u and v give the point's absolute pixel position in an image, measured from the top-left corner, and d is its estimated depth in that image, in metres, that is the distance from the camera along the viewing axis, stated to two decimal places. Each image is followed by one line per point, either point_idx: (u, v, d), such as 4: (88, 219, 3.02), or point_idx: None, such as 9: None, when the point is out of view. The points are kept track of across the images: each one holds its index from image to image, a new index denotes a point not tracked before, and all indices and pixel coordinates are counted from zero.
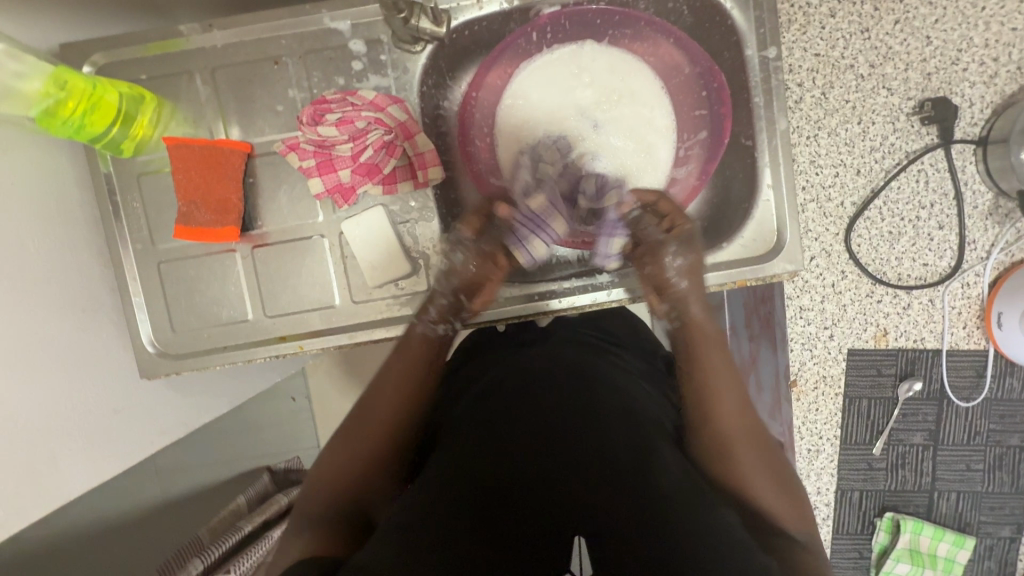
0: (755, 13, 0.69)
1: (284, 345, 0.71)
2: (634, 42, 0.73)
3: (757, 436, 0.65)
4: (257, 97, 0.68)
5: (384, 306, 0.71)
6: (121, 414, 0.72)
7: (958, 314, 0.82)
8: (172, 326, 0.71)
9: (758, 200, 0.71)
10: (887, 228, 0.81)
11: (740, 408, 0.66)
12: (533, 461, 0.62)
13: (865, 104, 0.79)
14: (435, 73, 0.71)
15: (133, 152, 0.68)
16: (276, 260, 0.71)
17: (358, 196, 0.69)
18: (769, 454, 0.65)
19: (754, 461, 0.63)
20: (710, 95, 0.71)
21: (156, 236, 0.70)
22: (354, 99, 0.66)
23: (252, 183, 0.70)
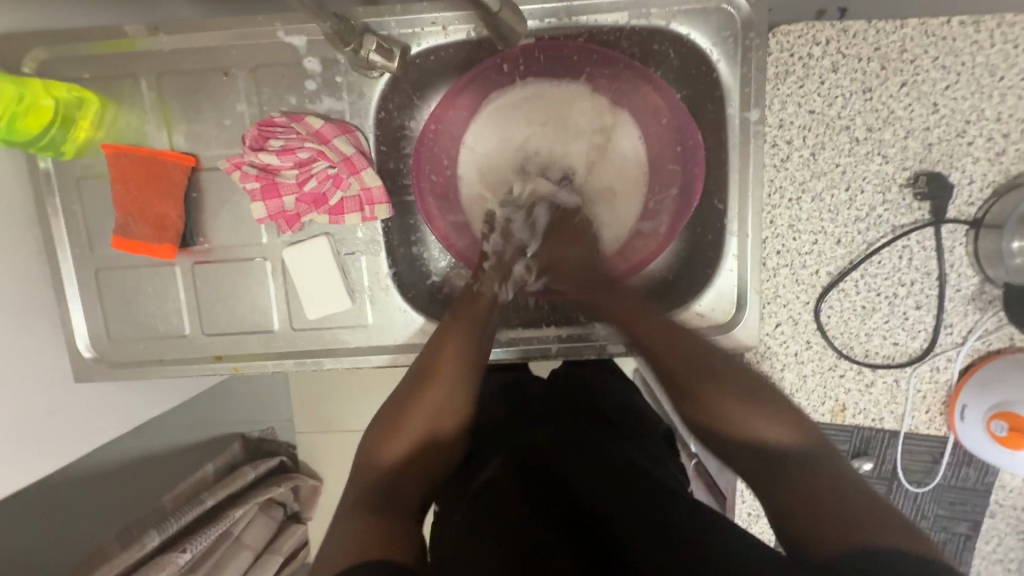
0: (742, 70, 0.63)
1: (220, 366, 0.70)
2: (612, 83, 0.68)
3: (754, 399, 0.57)
4: (205, 110, 0.65)
5: (324, 337, 0.70)
6: (58, 415, 0.71)
7: (922, 398, 0.79)
8: (108, 335, 0.71)
9: (721, 268, 0.67)
10: (862, 303, 0.77)
11: (723, 374, 0.60)
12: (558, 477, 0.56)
13: (856, 170, 0.74)
14: (395, 98, 0.67)
15: (75, 155, 0.66)
16: (216, 278, 0.69)
17: (303, 223, 0.66)
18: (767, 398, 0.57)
19: (756, 412, 0.56)
20: (685, 151, 0.67)
21: (95, 242, 0.68)
22: (299, 126, 0.63)
23: (195, 198, 0.67)
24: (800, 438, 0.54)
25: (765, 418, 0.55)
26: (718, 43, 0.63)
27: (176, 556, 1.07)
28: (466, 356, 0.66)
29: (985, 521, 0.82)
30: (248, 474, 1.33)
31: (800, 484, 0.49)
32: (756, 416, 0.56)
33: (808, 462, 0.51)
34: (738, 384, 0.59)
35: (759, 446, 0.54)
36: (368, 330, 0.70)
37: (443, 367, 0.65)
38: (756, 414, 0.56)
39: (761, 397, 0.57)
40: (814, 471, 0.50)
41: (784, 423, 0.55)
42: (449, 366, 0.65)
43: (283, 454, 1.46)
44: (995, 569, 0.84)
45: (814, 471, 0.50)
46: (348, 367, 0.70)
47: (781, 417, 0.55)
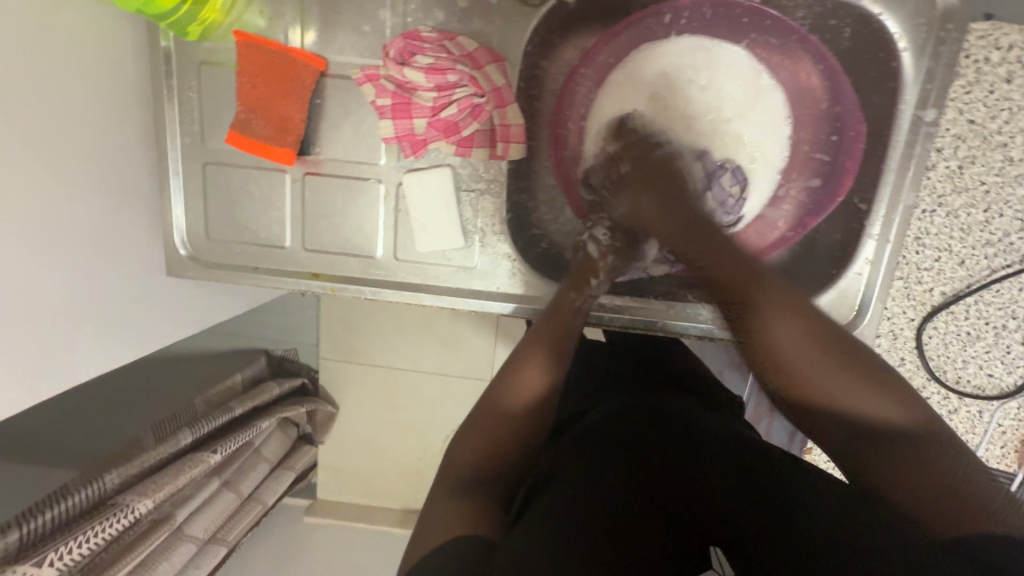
0: (929, 64, 0.58)
1: (316, 284, 0.68)
2: (775, 52, 0.63)
3: (851, 374, 0.51)
4: (345, 10, 0.60)
5: (425, 272, 0.68)
6: (140, 304, 0.69)
7: (1001, 432, 0.78)
8: (206, 233, 0.69)
9: (848, 270, 0.65)
10: (967, 329, 0.75)
11: (816, 350, 0.53)
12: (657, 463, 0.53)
13: (1001, 192, 0.70)
14: (545, 30, 0.62)
15: (199, 37, 0.62)
16: (327, 193, 0.66)
17: (427, 149, 0.63)
18: (874, 374, 0.51)
19: (848, 383, 0.51)
20: (840, 142, 0.63)
21: (207, 134, 0.65)
22: (452, 46, 0.59)
23: (318, 105, 0.63)
24: (907, 414, 0.48)
25: (864, 396, 0.50)
26: (909, 30, 0.58)
27: (208, 456, 1.08)
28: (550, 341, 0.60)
29: None
30: (274, 390, 1.35)
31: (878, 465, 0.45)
32: (853, 387, 0.50)
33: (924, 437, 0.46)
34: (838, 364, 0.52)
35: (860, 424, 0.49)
36: (471, 273, 0.68)
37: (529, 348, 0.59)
38: (853, 387, 0.50)
39: (858, 374, 0.51)
40: (923, 443, 0.46)
41: (882, 397, 0.49)
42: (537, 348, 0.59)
43: (305, 377, 1.47)
44: None
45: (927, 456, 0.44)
46: (446, 306, 0.69)
47: (892, 397, 0.49)
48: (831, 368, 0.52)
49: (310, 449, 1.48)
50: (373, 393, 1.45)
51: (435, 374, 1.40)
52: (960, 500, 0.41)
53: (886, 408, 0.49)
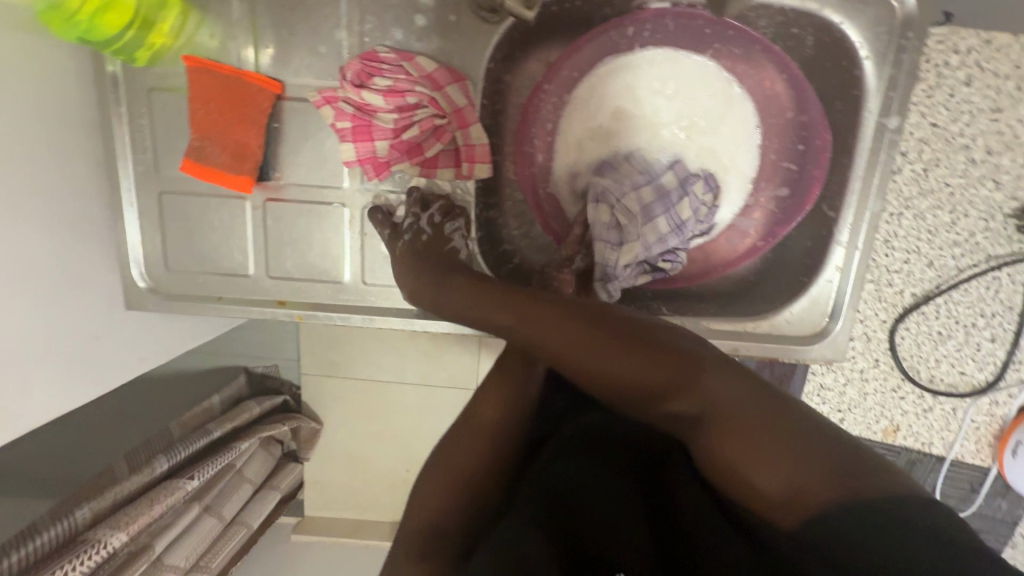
0: (890, 72, 0.59)
1: (282, 312, 0.66)
2: (739, 62, 0.62)
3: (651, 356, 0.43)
4: (299, 31, 0.59)
5: (395, 295, 0.66)
6: (100, 340, 0.67)
7: (975, 428, 0.79)
8: (165, 264, 0.66)
9: (819, 278, 0.65)
10: (938, 329, 0.75)
11: (603, 341, 0.45)
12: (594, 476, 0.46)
13: (965, 193, 0.71)
14: (507, 46, 0.61)
15: (148, 63, 0.59)
16: (289, 218, 0.64)
17: (391, 172, 0.62)
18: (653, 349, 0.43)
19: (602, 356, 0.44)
20: (806, 151, 0.63)
21: (161, 162, 0.63)
22: (410, 66, 0.57)
23: (276, 129, 0.62)
24: (714, 397, 0.39)
25: (698, 378, 0.40)
26: (869, 39, 0.58)
27: (185, 484, 1.05)
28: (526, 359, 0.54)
29: (1006, 551, 0.84)
30: (253, 409, 1.33)
31: (761, 466, 0.35)
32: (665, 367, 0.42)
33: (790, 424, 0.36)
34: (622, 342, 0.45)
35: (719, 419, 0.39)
36: None
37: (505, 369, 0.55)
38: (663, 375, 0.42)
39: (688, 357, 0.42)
40: (750, 436, 0.36)
41: (722, 381, 0.40)
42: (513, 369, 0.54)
43: (287, 393, 1.45)
44: None
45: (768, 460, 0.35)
46: (419, 330, 0.67)
47: (729, 374, 0.40)
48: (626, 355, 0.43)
49: (296, 467, 1.45)
50: (355, 409, 1.42)
51: (418, 386, 1.38)
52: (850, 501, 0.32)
53: (709, 386, 0.40)
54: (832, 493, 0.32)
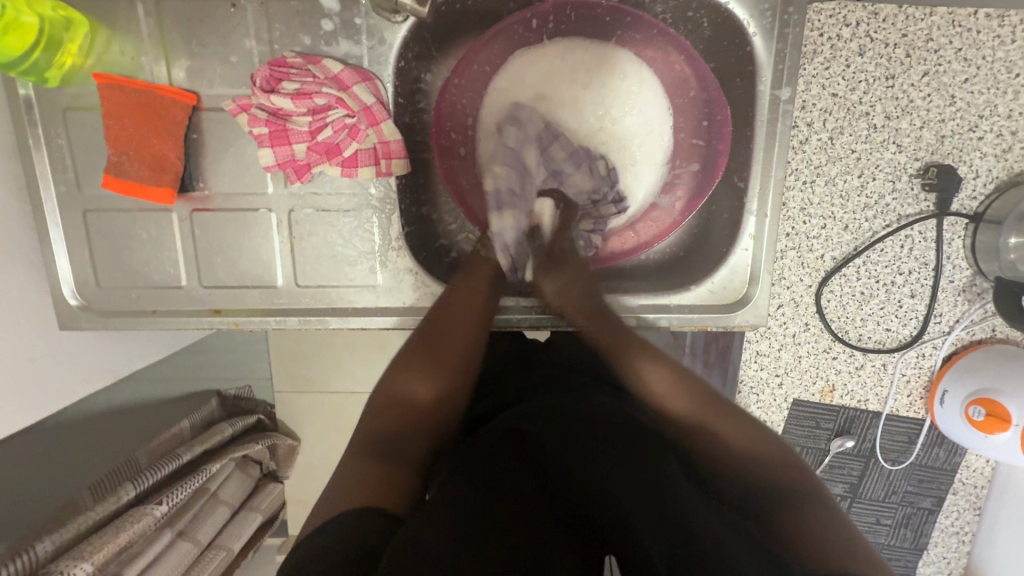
0: (778, 45, 0.62)
1: (219, 320, 0.67)
2: (642, 46, 0.66)
3: (739, 423, 0.61)
4: (209, 42, 0.60)
5: (330, 295, 0.68)
6: (37, 363, 0.66)
7: (906, 381, 0.83)
8: (97, 282, 0.67)
9: (736, 247, 0.68)
10: (861, 289, 0.79)
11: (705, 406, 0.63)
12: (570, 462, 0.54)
13: (870, 157, 0.74)
14: (415, 45, 0.63)
15: (60, 83, 0.60)
16: (217, 227, 0.65)
17: (313, 173, 0.63)
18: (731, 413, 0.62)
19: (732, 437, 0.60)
20: (711, 126, 0.66)
21: (83, 180, 0.63)
22: (317, 69, 0.59)
23: (195, 140, 0.63)
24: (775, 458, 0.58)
25: (737, 437, 0.60)
26: (756, 16, 0.61)
27: (153, 508, 1.05)
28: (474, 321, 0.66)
29: (948, 498, 0.88)
30: (224, 430, 1.31)
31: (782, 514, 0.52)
32: (730, 433, 0.60)
33: (780, 489, 0.55)
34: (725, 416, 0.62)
35: (743, 469, 0.57)
36: (376, 290, 0.68)
37: (454, 335, 0.66)
38: (738, 438, 0.60)
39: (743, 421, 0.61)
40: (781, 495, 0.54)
41: (756, 440, 0.59)
42: (459, 334, 0.66)
43: (260, 413, 1.44)
44: (951, 540, 0.91)
45: (795, 513, 0.52)
46: (355, 327, 0.68)
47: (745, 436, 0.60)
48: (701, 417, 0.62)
49: (275, 488, 1.43)
50: (325, 421, 1.42)
51: None
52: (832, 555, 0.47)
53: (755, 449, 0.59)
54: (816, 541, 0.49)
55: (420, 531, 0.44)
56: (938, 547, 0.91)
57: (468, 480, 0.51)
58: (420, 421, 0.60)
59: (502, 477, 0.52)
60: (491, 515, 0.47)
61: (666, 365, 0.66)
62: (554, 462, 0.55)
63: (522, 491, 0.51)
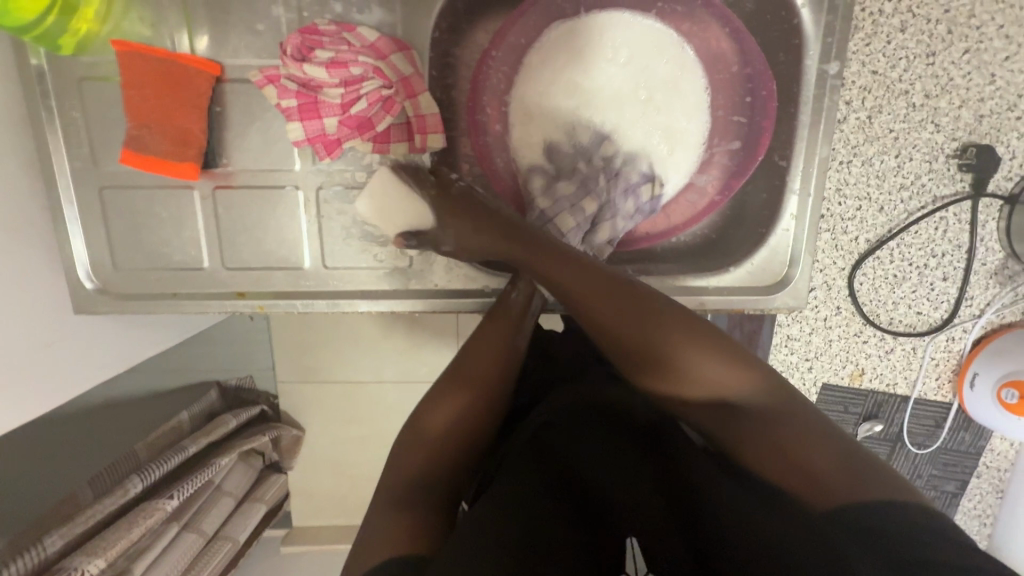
0: (826, 19, 0.60)
1: (242, 304, 0.64)
2: (685, 20, 0.63)
3: (712, 350, 0.49)
4: (234, 9, 0.57)
5: (359, 277, 0.65)
6: (51, 349, 0.63)
7: (935, 365, 0.82)
8: (114, 263, 0.63)
9: (777, 227, 0.66)
10: (894, 272, 0.78)
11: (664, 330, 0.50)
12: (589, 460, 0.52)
13: (908, 137, 0.73)
14: (451, 15, 0.60)
15: (74, 50, 0.57)
16: (242, 206, 0.62)
17: (343, 149, 0.60)
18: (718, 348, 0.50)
19: (706, 360, 0.49)
20: (753, 102, 0.64)
21: (99, 156, 0.60)
22: (352, 37, 0.56)
23: (218, 114, 0.60)
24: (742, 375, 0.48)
25: (706, 362, 0.49)
26: None
27: (164, 503, 1.02)
28: (495, 350, 0.60)
29: (972, 481, 0.88)
30: (230, 422, 1.28)
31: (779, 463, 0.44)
32: (702, 356, 0.49)
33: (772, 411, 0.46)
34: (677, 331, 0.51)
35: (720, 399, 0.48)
36: (407, 272, 0.65)
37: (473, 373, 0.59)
38: (702, 364, 0.49)
39: (688, 330, 0.50)
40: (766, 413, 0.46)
41: (712, 360, 0.49)
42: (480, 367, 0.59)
43: (263, 403, 1.41)
44: (973, 523, 0.91)
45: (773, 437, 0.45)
46: (384, 311, 0.66)
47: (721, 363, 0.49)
48: (660, 351, 0.50)
49: (279, 478, 1.41)
50: (335, 410, 1.40)
51: (397, 381, 1.36)
52: (863, 492, 0.40)
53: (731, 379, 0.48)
54: (824, 481, 0.42)
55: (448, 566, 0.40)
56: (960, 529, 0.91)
57: (504, 488, 0.47)
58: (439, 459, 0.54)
59: (529, 481, 0.48)
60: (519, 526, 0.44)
61: (587, 266, 0.54)
62: (578, 459, 0.52)
63: (552, 486, 0.49)
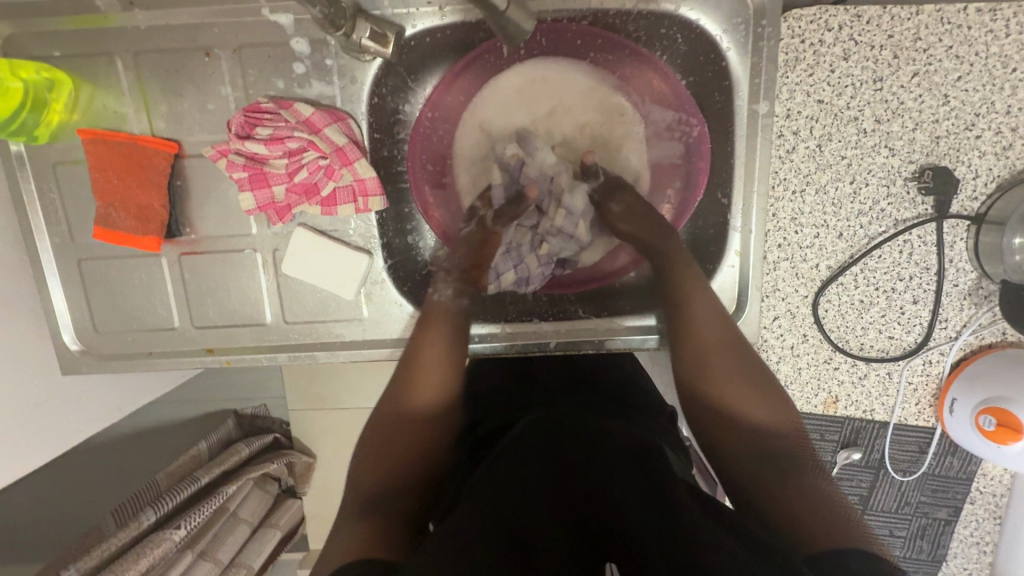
0: (752, 59, 0.61)
1: (211, 359, 0.68)
2: (618, 69, 0.65)
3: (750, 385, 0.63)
4: (186, 92, 0.61)
5: (318, 330, 0.68)
6: (42, 408, 0.69)
7: (913, 389, 0.80)
8: (95, 327, 0.69)
9: (722, 263, 0.67)
10: (860, 297, 0.77)
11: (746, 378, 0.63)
12: (578, 480, 0.52)
13: (862, 163, 0.72)
14: (388, 81, 0.64)
15: (49, 139, 0.62)
16: (205, 269, 0.66)
17: (294, 214, 0.64)
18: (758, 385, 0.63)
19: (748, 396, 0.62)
20: (689, 144, 0.65)
21: (76, 231, 0.65)
22: (289, 113, 0.60)
23: (180, 187, 0.64)
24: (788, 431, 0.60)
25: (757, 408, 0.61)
26: (729, 31, 0.60)
27: (171, 533, 1.06)
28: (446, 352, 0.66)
29: (965, 507, 0.84)
30: (241, 451, 1.31)
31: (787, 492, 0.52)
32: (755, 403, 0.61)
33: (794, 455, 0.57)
34: (750, 386, 0.63)
35: (756, 437, 0.59)
36: (363, 323, 0.68)
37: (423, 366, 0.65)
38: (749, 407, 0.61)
39: (757, 381, 0.63)
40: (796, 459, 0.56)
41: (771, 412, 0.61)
42: (433, 369, 0.65)
43: (277, 431, 1.47)
44: (972, 551, 0.87)
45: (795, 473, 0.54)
46: (342, 361, 0.69)
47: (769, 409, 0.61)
48: (737, 394, 0.62)
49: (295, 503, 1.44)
50: (337, 439, 1.44)
51: None
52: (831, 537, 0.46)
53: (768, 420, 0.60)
54: (809, 510, 0.50)
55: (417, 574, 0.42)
56: (958, 558, 0.88)
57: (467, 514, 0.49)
58: (402, 457, 0.59)
59: (513, 500, 0.50)
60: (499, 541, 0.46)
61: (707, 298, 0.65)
62: (567, 479, 0.53)
63: (531, 499, 0.51)
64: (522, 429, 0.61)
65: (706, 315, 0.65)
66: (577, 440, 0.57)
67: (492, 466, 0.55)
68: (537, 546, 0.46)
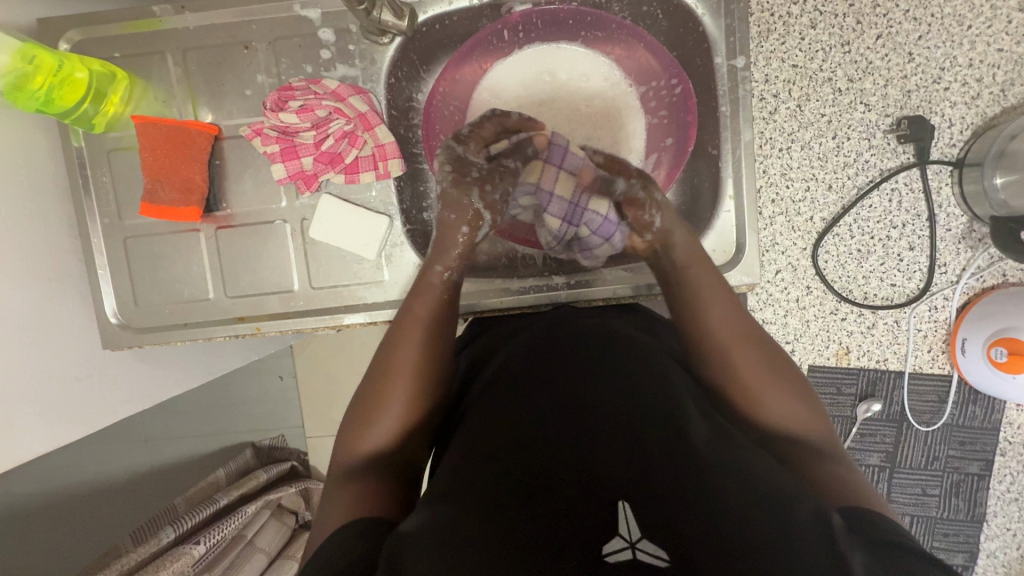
0: (726, 22, 0.68)
1: (243, 326, 0.73)
2: (608, 44, 0.72)
3: (784, 377, 0.57)
4: (227, 81, 0.70)
5: (342, 294, 0.72)
6: (83, 382, 0.72)
7: (924, 336, 0.81)
8: (135, 302, 0.74)
9: (719, 211, 0.71)
10: (857, 246, 0.80)
11: (776, 367, 0.57)
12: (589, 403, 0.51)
13: (841, 119, 0.78)
14: (404, 63, 0.71)
15: (105, 129, 0.70)
16: (238, 241, 0.72)
17: (321, 182, 0.70)
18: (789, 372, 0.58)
19: (782, 389, 0.56)
20: (676, 102, 0.71)
21: (124, 212, 0.72)
22: (317, 88, 0.68)
23: (218, 166, 0.71)
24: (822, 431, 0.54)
25: (792, 400, 0.55)
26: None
27: (190, 547, 0.98)
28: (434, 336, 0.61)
29: (997, 460, 0.83)
30: (260, 476, 1.19)
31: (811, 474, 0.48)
32: (785, 394, 0.56)
33: (821, 452, 0.52)
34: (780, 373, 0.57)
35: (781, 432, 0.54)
36: (384, 285, 0.72)
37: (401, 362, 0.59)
38: (782, 397, 0.56)
39: (789, 375, 0.57)
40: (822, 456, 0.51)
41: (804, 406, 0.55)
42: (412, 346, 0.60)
43: (294, 460, 1.26)
44: (1011, 508, 0.84)
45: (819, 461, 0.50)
46: (365, 321, 0.72)
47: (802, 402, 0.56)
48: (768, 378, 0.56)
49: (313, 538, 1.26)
50: None
51: None
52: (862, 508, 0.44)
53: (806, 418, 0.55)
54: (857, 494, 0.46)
55: (422, 561, 0.39)
56: (998, 517, 0.85)
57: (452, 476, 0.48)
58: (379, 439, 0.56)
59: (522, 437, 0.49)
60: (503, 500, 0.43)
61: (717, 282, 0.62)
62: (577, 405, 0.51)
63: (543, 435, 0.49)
64: (502, 370, 0.60)
65: (720, 299, 0.61)
66: (581, 365, 0.57)
67: (492, 406, 0.55)
68: (541, 484, 0.44)
